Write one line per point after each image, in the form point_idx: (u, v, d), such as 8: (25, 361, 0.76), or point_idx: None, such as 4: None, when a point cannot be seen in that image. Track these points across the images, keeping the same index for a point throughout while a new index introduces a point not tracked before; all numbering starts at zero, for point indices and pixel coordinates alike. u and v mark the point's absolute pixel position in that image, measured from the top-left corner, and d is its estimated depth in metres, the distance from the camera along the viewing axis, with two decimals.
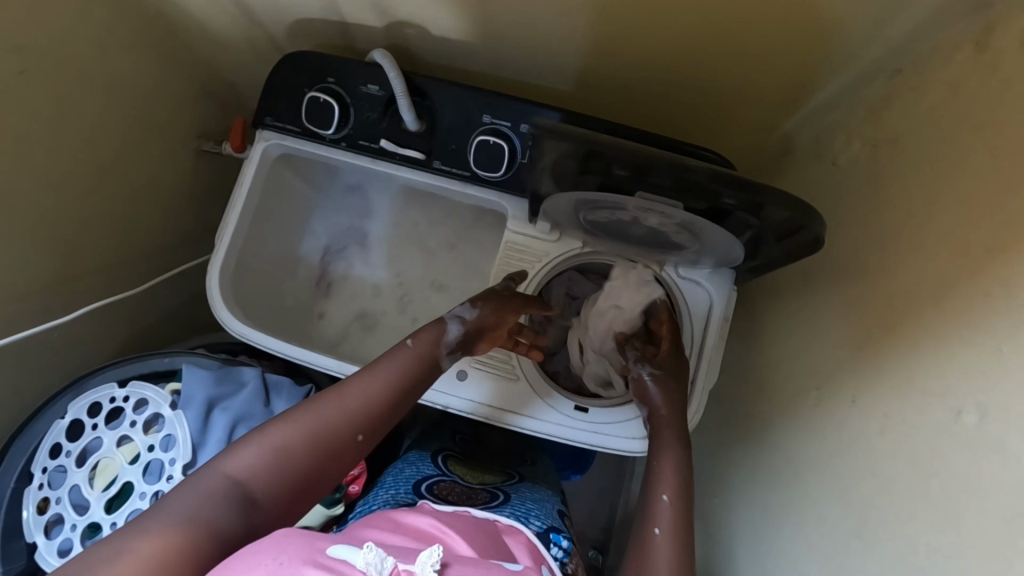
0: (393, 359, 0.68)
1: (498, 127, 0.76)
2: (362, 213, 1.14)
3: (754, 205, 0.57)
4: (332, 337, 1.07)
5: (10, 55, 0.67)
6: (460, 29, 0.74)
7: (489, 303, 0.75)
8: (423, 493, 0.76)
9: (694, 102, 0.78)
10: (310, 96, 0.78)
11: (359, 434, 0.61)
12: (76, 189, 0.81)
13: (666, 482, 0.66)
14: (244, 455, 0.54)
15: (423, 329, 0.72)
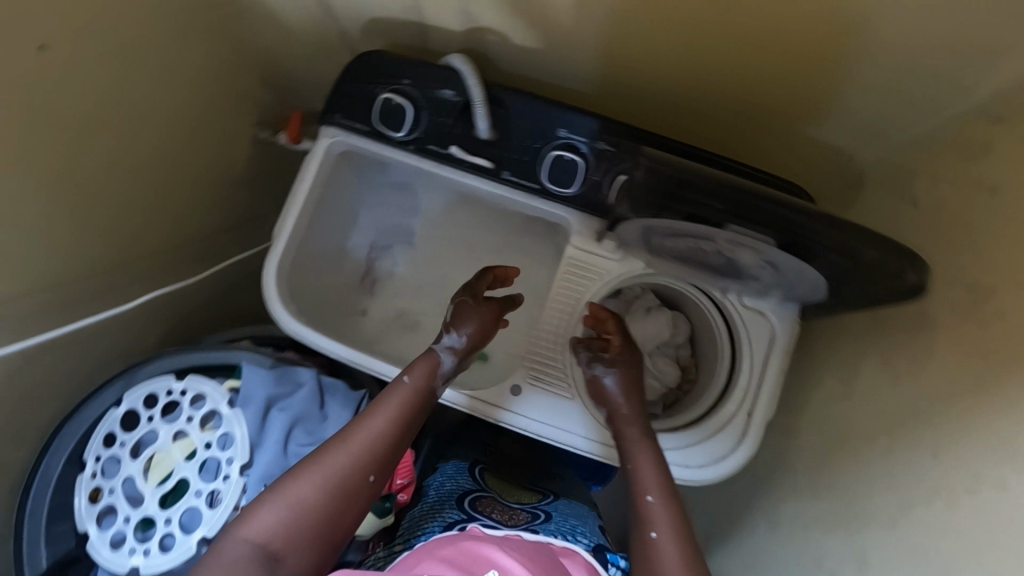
0: (394, 398, 0.69)
1: (574, 142, 0.74)
2: (409, 212, 1.12)
3: (849, 246, 0.55)
4: (373, 335, 1.06)
5: (94, 40, 0.66)
6: (541, 40, 0.74)
7: (477, 321, 0.78)
8: (467, 510, 0.74)
9: (771, 130, 0.77)
10: (383, 97, 0.77)
11: (371, 474, 0.62)
12: (141, 174, 0.81)
13: (648, 484, 0.69)
14: (262, 517, 0.57)
15: (416, 363, 0.73)
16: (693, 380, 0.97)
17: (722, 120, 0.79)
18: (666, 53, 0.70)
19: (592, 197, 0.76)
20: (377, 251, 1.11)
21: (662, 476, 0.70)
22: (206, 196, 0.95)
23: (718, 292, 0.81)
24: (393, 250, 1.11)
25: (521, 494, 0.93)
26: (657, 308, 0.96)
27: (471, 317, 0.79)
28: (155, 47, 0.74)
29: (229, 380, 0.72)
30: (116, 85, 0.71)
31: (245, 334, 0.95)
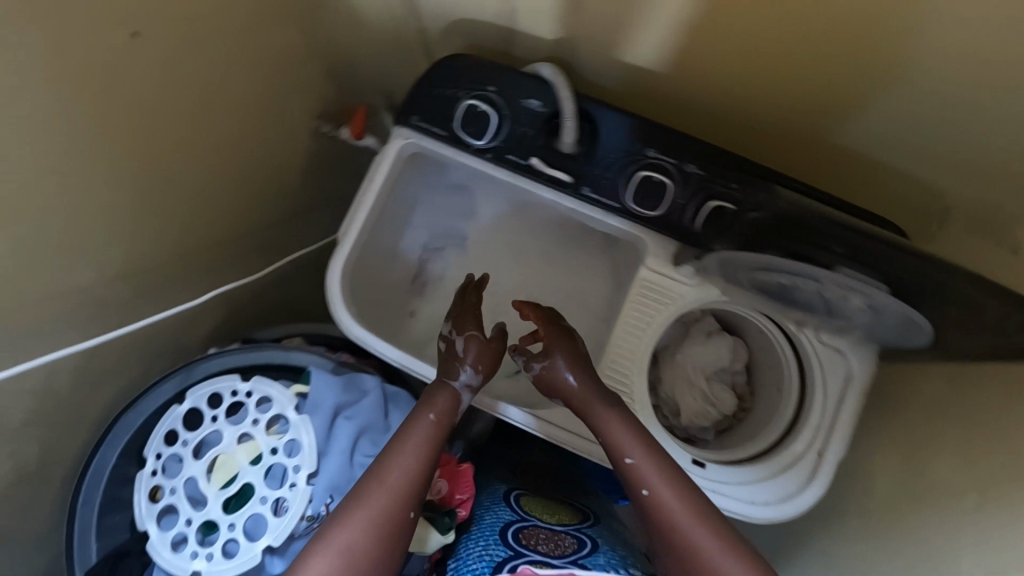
0: (417, 434, 0.68)
1: (661, 164, 0.72)
2: (465, 216, 1.09)
3: (977, 304, 0.53)
4: (421, 338, 1.05)
5: (182, 26, 0.64)
6: (636, 54, 0.71)
7: (493, 356, 0.76)
8: (512, 545, 0.66)
9: (864, 163, 0.75)
10: (467, 103, 0.75)
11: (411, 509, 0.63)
12: (212, 166, 0.79)
13: (623, 445, 0.69)
14: (316, 567, 0.57)
15: (438, 398, 0.71)
16: (747, 407, 0.95)
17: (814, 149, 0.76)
18: (767, 79, 0.67)
19: (675, 219, 0.73)
20: (431, 251, 1.09)
21: (639, 433, 0.70)
22: (267, 188, 0.93)
23: (794, 326, 0.79)
24: (445, 250, 1.10)
25: (563, 516, 0.83)
26: (719, 334, 0.94)
27: (486, 350, 0.75)
28: (236, 36, 0.72)
29: (296, 385, 0.71)
30: (197, 74, 0.69)
31: (299, 331, 0.94)
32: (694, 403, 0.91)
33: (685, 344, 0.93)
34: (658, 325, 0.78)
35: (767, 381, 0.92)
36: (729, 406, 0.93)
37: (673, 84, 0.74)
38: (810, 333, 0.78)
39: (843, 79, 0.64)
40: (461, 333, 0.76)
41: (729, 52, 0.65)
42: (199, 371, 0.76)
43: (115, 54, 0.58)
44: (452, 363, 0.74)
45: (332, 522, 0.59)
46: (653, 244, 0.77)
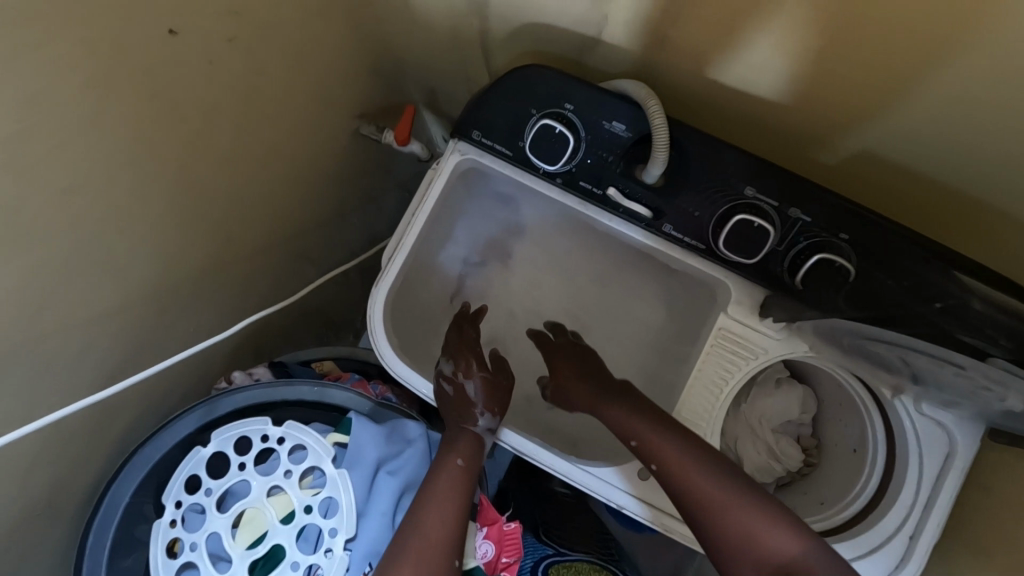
0: (447, 480, 0.62)
1: (761, 206, 0.62)
2: (510, 226, 0.95)
3: None
4: None
5: (225, 19, 0.54)
6: (739, 81, 0.61)
7: (503, 400, 0.74)
8: None
9: None
10: (538, 121, 0.66)
11: (456, 559, 0.57)
12: (246, 177, 0.70)
13: (631, 429, 0.70)
14: None
15: (460, 441, 0.66)
16: (814, 464, 0.87)
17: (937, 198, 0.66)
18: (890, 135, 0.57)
19: (769, 268, 0.65)
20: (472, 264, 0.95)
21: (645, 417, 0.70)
22: (302, 194, 0.83)
23: (889, 392, 0.71)
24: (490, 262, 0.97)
25: None
26: (789, 382, 0.87)
27: (497, 394, 0.74)
28: (282, 30, 0.63)
29: (334, 433, 0.64)
30: (236, 77, 0.60)
31: (330, 354, 0.86)
32: (762, 457, 0.84)
33: (752, 392, 0.86)
34: (735, 379, 0.70)
35: (839, 438, 0.84)
36: (796, 462, 0.85)
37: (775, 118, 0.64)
38: (906, 401, 0.70)
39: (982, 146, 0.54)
40: (469, 378, 0.73)
41: (853, 96, 0.55)
42: (223, 406, 0.69)
43: (151, 51, 0.49)
44: (467, 408, 0.70)
45: None
46: (736, 290, 0.69)
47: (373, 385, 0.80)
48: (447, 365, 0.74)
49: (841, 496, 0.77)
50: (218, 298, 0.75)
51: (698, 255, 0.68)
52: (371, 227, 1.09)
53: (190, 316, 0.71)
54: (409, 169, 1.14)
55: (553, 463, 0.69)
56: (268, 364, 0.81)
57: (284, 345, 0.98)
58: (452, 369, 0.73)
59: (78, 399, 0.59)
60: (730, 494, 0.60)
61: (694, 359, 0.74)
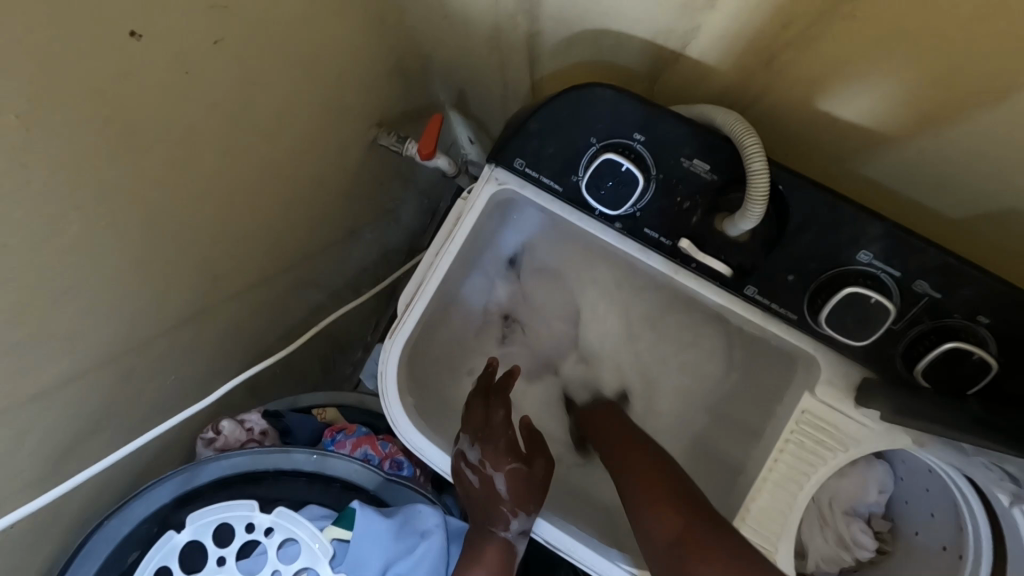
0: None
1: (879, 274, 0.50)
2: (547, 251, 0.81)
3: None
4: None
5: (209, 15, 0.42)
6: (861, 118, 0.48)
7: (539, 488, 0.61)
8: None
9: None
10: (599, 155, 0.53)
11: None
12: (239, 201, 0.57)
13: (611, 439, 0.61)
14: None
15: (485, 556, 0.58)
16: (886, 551, 0.75)
17: None
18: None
19: (878, 350, 0.53)
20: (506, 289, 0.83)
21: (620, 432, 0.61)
22: (307, 213, 0.71)
23: (1007, 498, 0.58)
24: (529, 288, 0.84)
25: None
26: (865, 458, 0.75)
27: (533, 485, 0.61)
28: (287, 27, 0.50)
29: (333, 527, 0.53)
30: (223, 86, 0.47)
31: (334, 400, 0.75)
32: (827, 541, 0.72)
33: None
34: (821, 472, 0.57)
35: (920, 527, 0.72)
36: (869, 552, 0.73)
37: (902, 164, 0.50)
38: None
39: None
40: (497, 469, 0.61)
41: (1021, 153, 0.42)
42: (205, 474, 0.58)
43: (102, 57, 0.36)
44: (497, 509, 0.60)
45: None
46: (827, 368, 0.57)
47: (382, 441, 0.69)
48: (472, 449, 0.62)
49: None
50: (205, 339, 0.64)
51: (785, 325, 0.56)
52: (385, 243, 0.97)
53: (168, 365, 0.60)
54: (430, 178, 1.01)
55: (590, 563, 0.58)
56: (262, 412, 0.70)
57: (283, 376, 0.86)
58: (478, 461, 0.61)
59: (29, 502, 0.48)
60: (658, 480, 0.51)
61: (767, 440, 0.62)
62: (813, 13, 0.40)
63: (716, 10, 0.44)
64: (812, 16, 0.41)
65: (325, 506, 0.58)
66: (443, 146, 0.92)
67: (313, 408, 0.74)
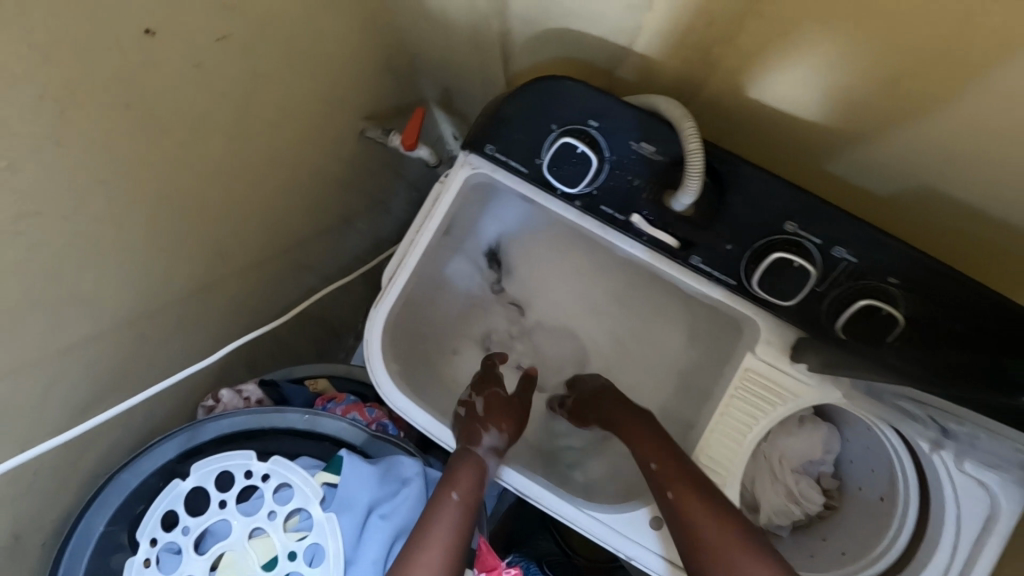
0: (450, 509, 0.57)
1: (803, 242, 0.57)
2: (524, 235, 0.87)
3: None
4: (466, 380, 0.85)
5: (215, 16, 0.48)
6: (791, 106, 0.54)
7: (512, 421, 0.70)
8: None
9: None
10: (559, 140, 0.59)
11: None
12: (240, 186, 0.63)
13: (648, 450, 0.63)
14: None
15: (459, 474, 0.60)
16: (834, 506, 0.81)
17: None
18: (960, 177, 0.50)
19: (808, 311, 0.60)
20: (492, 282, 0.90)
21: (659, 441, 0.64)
22: (304, 200, 0.77)
23: (928, 446, 0.65)
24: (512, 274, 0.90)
25: None
26: (813, 420, 0.81)
27: (507, 412, 0.71)
28: (286, 28, 0.56)
29: (323, 472, 0.59)
30: (226, 80, 0.53)
31: (325, 371, 0.82)
32: (780, 496, 0.79)
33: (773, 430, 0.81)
34: (761, 424, 0.64)
35: (863, 482, 0.78)
36: (816, 506, 0.80)
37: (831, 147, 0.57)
38: (948, 458, 0.64)
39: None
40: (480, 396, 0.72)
41: (917, 132, 0.49)
42: (207, 432, 0.64)
43: (123, 51, 0.42)
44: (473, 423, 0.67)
45: None
46: (767, 329, 0.63)
47: (369, 408, 0.75)
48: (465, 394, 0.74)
49: (866, 548, 0.72)
50: (209, 313, 0.70)
51: (728, 291, 0.63)
52: (376, 232, 1.03)
53: (174, 336, 0.65)
54: (419, 171, 1.07)
55: (557, 508, 0.64)
56: (258, 381, 0.76)
57: (280, 355, 0.92)
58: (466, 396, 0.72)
59: (49, 440, 0.53)
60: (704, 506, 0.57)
61: (715, 398, 0.68)
62: (737, 14, 0.47)
63: (658, 11, 0.51)
64: (736, 17, 0.47)
65: (315, 459, 0.65)
66: (429, 139, 0.98)
67: (307, 380, 0.80)
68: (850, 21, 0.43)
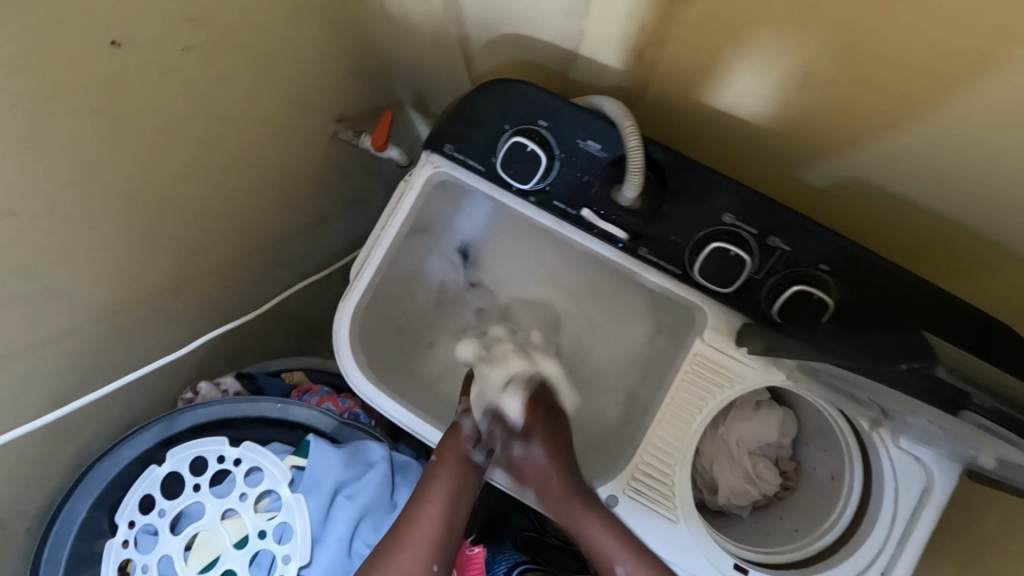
0: (449, 471, 0.63)
1: (740, 232, 0.60)
2: (496, 231, 0.88)
3: None
4: (438, 373, 0.85)
5: (179, 27, 0.51)
6: (725, 103, 0.58)
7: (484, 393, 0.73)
8: None
9: (973, 258, 0.61)
10: (512, 139, 0.63)
11: (434, 562, 0.60)
12: (210, 185, 0.66)
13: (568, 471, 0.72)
14: None
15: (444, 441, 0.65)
16: (790, 487, 0.85)
17: (913, 243, 0.64)
18: None
19: (749, 297, 0.63)
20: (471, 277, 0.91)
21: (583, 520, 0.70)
22: (276, 199, 0.80)
23: (868, 424, 0.69)
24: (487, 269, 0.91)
25: None
26: (768, 405, 0.85)
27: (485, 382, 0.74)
28: (249, 35, 0.59)
29: (292, 456, 0.63)
30: (191, 86, 0.56)
31: (300, 364, 0.85)
32: (737, 477, 0.82)
33: (728, 414, 0.84)
34: (708, 406, 0.67)
35: (817, 464, 0.82)
36: (771, 486, 0.83)
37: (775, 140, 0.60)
38: (885, 435, 0.68)
39: (986, 176, 0.51)
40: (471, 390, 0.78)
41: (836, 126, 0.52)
42: (184, 421, 0.67)
43: (89, 60, 0.45)
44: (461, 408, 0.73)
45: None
46: (714, 316, 0.67)
47: (343, 398, 0.78)
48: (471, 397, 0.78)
49: (817, 524, 0.75)
50: (185, 308, 0.73)
51: (675, 280, 0.66)
52: (354, 230, 1.06)
53: (150, 329, 0.68)
54: (396, 171, 1.10)
55: None
56: (235, 375, 0.79)
57: (261, 350, 0.95)
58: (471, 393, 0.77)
59: (32, 420, 0.57)
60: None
61: (668, 383, 0.72)
62: (668, 19, 0.50)
63: (598, 17, 0.54)
64: (667, 21, 0.51)
65: (286, 445, 0.68)
66: (403, 139, 1.02)
67: (284, 372, 0.83)
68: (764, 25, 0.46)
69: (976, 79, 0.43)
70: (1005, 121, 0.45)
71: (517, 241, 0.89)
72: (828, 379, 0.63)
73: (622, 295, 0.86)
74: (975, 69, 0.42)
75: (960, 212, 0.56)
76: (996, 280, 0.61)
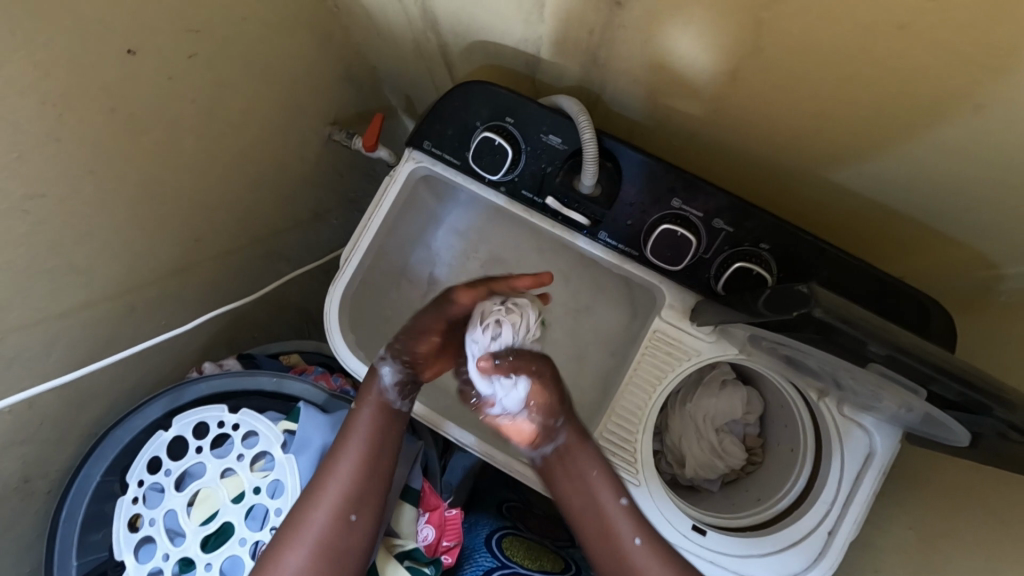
0: (364, 421, 0.69)
1: (686, 216, 0.68)
2: (476, 225, 0.95)
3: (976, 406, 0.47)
4: None
5: (184, 37, 0.59)
6: (669, 96, 0.65)
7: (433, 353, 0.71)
8: (498, 554, 0.77)
9: (891, 235, 0.68)
10: (482, 135, 0.70)
11: (352, 513, 0.66)
12: (212, 178, 0.74)
13: (614, 490, 0.71)
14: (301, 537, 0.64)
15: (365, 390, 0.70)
16: (757, 462, 0.88)
17: (843, 223, 0.71)
18: None
19: (698, 276, 0.70)
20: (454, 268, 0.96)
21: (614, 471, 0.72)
22: (273, 194, 0.87)
23: (816, 395, 0.75)
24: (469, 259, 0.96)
25: (546, 561, 0.80)
26: (734, 383, 0.89)
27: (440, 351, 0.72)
28: (246, 44, 0.67)
29: (284, 421, 0.72)
30: (195, 90, 0.64)
31: (297, 347, 0.92)
32: (701, 450, 0.86)
33: (696, 391, 0.89)
34: (664, 378, 0.73)
35: (779, 438, 0.86)
36: (738, 460, 0.87)
37: (718, 131, 0.67)
38: (833, 403, 0.74)
39: (892, 158, 0.58)
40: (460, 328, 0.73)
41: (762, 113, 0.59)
42: (190, 393, 0.74)
43: (108, 65, 0.53)
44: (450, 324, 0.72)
45: (301, 506, 0.65)
46: (670, 294, 0.73)
47: (336, 376, 0.86)
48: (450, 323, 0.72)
49: (776, 491, 0.80)
50: (190, 291, 0.80)
51: (633, 261, 0.73)
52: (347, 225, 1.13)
53: (156, 309, 0.75)
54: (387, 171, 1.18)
55: (489, 454, 0.73)
56: (238, 356, 0.85)
57: (262, 338, 1.02)
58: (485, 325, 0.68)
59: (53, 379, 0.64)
60: None
61: (629, 357, 0.77)
62: (608, 23, 0.57)
63: (549, 24, 0.61)
64: (608, 26, 0.58)
65: (280, 414, 0.76)
66: (392, 141, 1.09)
67: (281, 355, 0.90)
68: (686, 26, 0.53)
69: (892, 84, 0.49)
70: (902, 112, 0.52)
71: (498, 231, 0.95)
72: (775, 349, 0.68)
73: (596, 281, 0.93)
74: (864, 63, 0.49)
75: (878, 193, 0.63)
76: (916, 251, 0.68)
